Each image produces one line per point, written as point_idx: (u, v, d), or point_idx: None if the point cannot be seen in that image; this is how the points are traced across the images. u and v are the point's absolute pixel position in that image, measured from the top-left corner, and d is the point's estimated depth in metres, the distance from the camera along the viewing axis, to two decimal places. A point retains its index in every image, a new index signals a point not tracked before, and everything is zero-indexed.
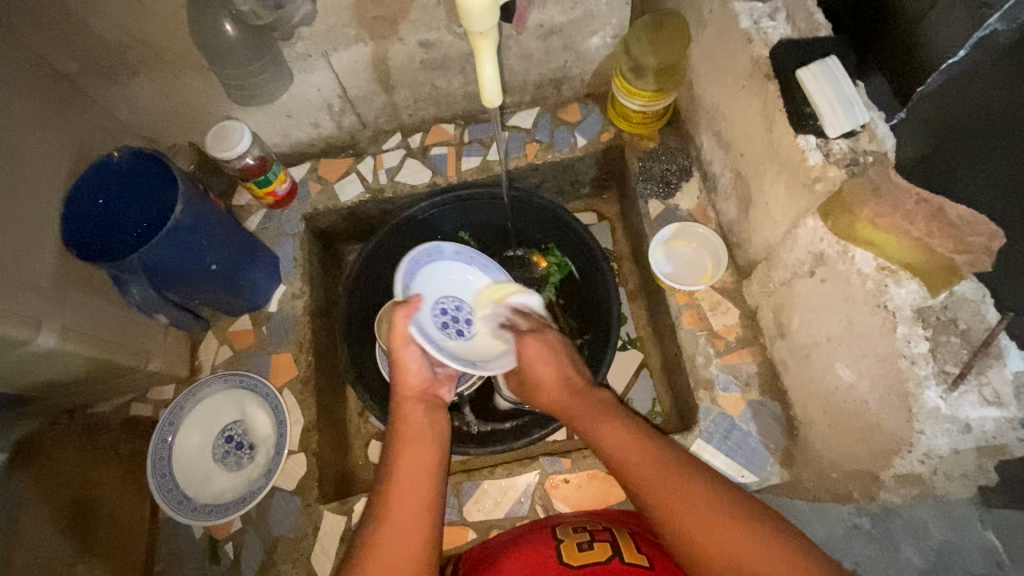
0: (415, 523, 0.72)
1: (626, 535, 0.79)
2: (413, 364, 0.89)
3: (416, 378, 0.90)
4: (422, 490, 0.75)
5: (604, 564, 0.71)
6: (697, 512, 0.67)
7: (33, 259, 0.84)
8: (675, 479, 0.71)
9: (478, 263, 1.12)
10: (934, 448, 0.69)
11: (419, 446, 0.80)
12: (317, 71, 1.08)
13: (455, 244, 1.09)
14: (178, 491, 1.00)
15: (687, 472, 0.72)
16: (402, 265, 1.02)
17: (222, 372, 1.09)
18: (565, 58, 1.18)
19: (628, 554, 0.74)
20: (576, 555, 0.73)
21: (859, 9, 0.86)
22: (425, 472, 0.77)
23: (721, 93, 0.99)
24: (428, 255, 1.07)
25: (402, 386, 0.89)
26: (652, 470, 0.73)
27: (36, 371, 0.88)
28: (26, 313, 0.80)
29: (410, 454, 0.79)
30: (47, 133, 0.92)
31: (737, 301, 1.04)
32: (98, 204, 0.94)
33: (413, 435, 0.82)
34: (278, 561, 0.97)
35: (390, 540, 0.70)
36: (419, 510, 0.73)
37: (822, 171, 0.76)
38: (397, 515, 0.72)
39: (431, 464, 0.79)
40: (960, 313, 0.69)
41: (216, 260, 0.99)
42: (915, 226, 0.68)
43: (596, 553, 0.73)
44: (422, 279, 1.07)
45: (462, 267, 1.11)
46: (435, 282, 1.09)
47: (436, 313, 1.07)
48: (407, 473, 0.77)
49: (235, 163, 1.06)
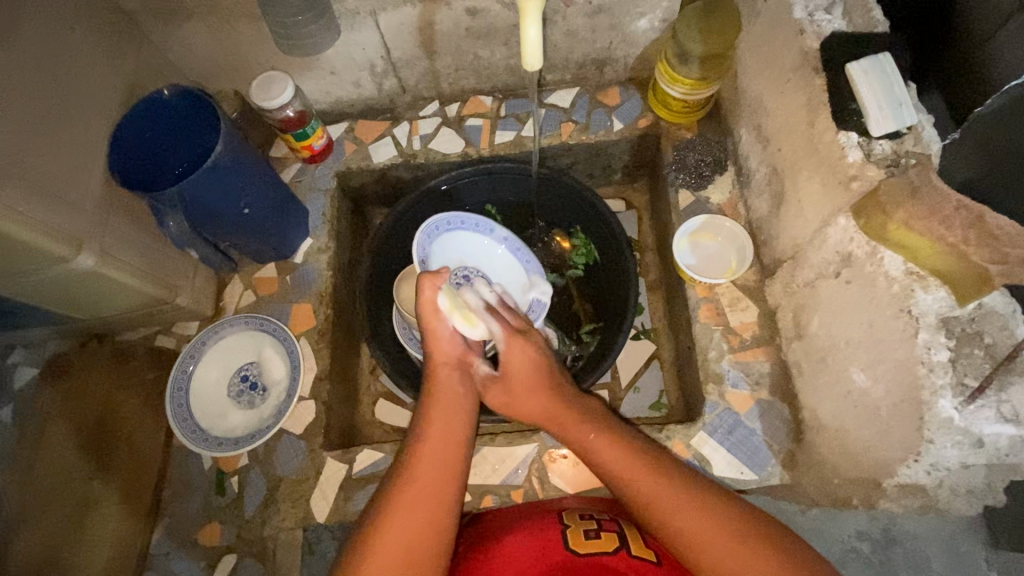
0: (434, 499, 0.72)
1: (632, 526, 0.80)
2: (445, 333, 0.89)
3: (447, 345, 0.89)
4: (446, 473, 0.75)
5: (611, 555, 0.72)
6: (720, 531, 0.67)
7: (80, 182, 0.88)
8: (696, 502, 0.70)
9: (521, 258, 1.17)
10: (941, 460, 0.68)
11: (450, 418, 0.81)
12: (363, 30, 1.11)
13: (507, 232, 1.16)
14: (193, 421, 1.03)
15: (711, 501, 0.70)
16: (447, 213, 1.10)
17: (243, 314, 1.12)
18: (610, 39, 1.17)
19: (636, 547, 0.74)
20: (586, 543, 0.74)
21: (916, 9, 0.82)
22: (455, 451, 0.78)
23: (766, 86, 0.97)
24: (473, 224, 1.15)
25: (438, 353, 0.89)
26: (670, 504, 0.71)
27: (69, 289, 0.91)
28: (67, 230, 0.84)
29: (437, 430, 0.79)
30: (100, 64, 0.96)
31: (757, 300, 1.02)
32: (145, 135, 0.97)
33: (443, 407, 0.82)
34: (280, 498, 1.01)
35: (403, 513, 0.70)
36: (441, 483, 0.74)
37: (861, 169, 0.75)
38: (422, 483, 0.73)
39: (457, 439, 0.79)
40: (987, 326, 0.67)
41: (249, 205, 1.02)
42: (950, 232, 0.65)
43: (604, 543, 0.74)
44: (457, 239, 1.13)
45: (504, 251, 1.17)
46: (474, 249, 1.15)
47: (455, 271, 1.11)
48: (429, 452, 0.76)
49: (275, 113, 1.09)
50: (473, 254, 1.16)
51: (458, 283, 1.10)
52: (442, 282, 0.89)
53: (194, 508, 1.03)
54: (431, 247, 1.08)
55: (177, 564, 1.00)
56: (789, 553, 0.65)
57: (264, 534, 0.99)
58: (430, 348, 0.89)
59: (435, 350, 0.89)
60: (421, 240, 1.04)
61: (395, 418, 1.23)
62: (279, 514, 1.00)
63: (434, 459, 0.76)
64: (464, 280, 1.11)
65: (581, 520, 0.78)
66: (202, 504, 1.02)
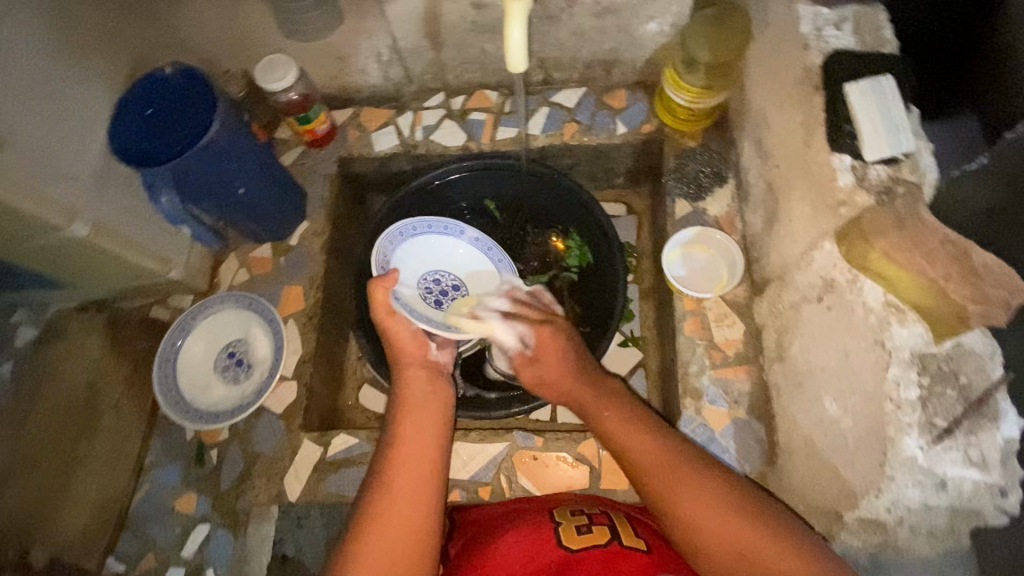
0: (416, 495, 0.72)
1: (624, 520, 0.77)
2: (406, 332, 0.87)
3: (411, 344, 0.87)
4: (423, 467, 0.74)
5: (601, 548, 0.69)
6: (725, 519, 0.65)
7: (77, 154, 0.91)
8: (682, 476, 0.70)
9: (492, 257, 1.14)
10: (903, 498, 0.67)
11: (421, 416, 0.80)
12: (371, 18, 1.12)
13: (477, 232, 1.13)
14: (177, 393, 1.06)
15: (703, 482, 0.68)
16: (408, 218, 1.08)
17: (234, 292, 1.14)
18: (617, 41, 1.15)
19: (627, 538, 0.71)
20: (576, 539, 0.71)
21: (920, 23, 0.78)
22: (429, 443, 0.77)
23: (768, 100, 0.94)
24: (440, 226, 1.11)
25: (403, 353, 0.88)
26: (670, 483, 0.70)
27: (64, 254, 0.95)
28: (61, 201, 0.87)
29: (410, 425, 0.78)
30: (108, 38, 0.98)
31: (744, 317, 1.00)
32: (146, 113, 1.00)
33: (415, 403, 0.82)
34: (255, 474, 1.03)
35: (391, 512, 0.70)
36: (421, 475, 0.73)
37: (850, 195, 0.73)
38: (398, 488, 0.72)
39: (431, 428, 0.79)
40: (964, 366, 0.64)
41: (245, 185, 1.03)
42: (932, 266, 0.65)
43: (594, 537, 0.71)
44: (425, 242, 1.11)
45: (474, 254, 1.14)
46: (443, 253, 1.13)
47: (424, 278, 1.09)
48: (404, 451, 0.75)
49: (279, 96, 1.10)
50: (442, 257, 1.13)
51: (428, 288, 1.08)
52: (394, 284, 0.85)
53: (175, 476, 1.06)
54: (396, 254, 1.07)
55: (154, 528, 1.04)
56: (785, 530, 0.64)
57: (237, 507, 1.02)
58: (395, 349, 0.88)
59: (403, 350, 0.87)
60: (382, 247, 1.03)
61: (378, 405, 1.24)
62: (252, 489, 1.02)
63: (411, 455, 0.75)
64: (433, 286, 1.09)
65: (572, 517, 0.76)
66: (181, 473, 1.06)
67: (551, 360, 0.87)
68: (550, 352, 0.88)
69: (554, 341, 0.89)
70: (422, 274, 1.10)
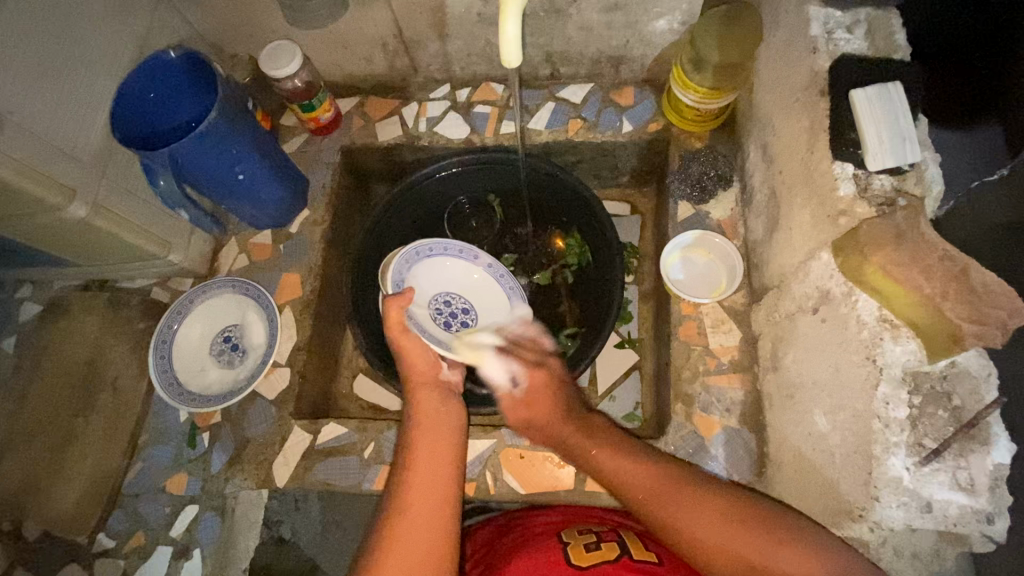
0: (433, 517, 0.67)
1: (632, 535, 0.76)
2: (420, 351, 0.83)
3: (425, 364, 0.84)
4: (437, 489, 0.69)
5: (613, 563, 0.67)
6: (752, 541, 0.62)
7: (77, 134, 0.92)
8: (699, 501, 0.67)
9: (504, 286, 1.12)
10: (887, 519, 0.63)
11: (432, 435, 0.75)
12: (375, 7, 1.11)
13: (491, 259, 1.11)
14: (172, 374, 1.07)
15: (728, 508, 0.66)
16: (426, 240, 1.07)
17: (231, 277, 1.15)
18: (627, 37, 1.13)
19: (636, 552, 0.70)
20: (585, 556, 0.68)
21: (947, 21, 0.74)
22: (444, 460, 0.72)
23: (776, 103, 0.92)
24: (454, 250, 1.10)
25: (412, 373, 0.83)
26: (702, 516, 0.65)
27: (64, 234, 0.96)
28: (61, 181, 0.88)
29: (422, 446, 0.74)
30: (115, 20, 0.98)
31: (741, 324, 0.99)
32: (149, 97, 0.99)
33: (426, 423, 0.77)
34: (245, 458, 1.04)
35: (406, 536, 0.65)
36: (434, 499, 0.68)
37: (850, 205, 0.71)
38: (413, 512, 0.67)
39: (445, 446, 0.75)
40: (958, 387, 0.63)
41: (245, 171, 1.04)
42: (929, 282, 0.62)
43: (604, 552, 0.69)
44: (439, 265, 1.10)
45: (487, 282, 1.12)
46: (455, 277, 1.11)
47: (435, 299, 1.08)
48: (417, 472, 0.71)
49: (283, 83, 1.10)
50: (453, 280, 1.11)
51: (438, 310, 1.07)
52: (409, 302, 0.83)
53: (166, 457, 1.07)
54: (411, 273, 1.06)
55: (144, 507, 1.05)
56: (808, 543, 0.61)
57: (226, 490, 1.03)
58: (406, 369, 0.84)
59: (414, 370, 0.83)
60: (399, 266, 1.03)
61: (371, 395, 1.24)
62: (241, 473, 1.03)
63: (425, 476, 0.70)
64: (444, 307, 1.08)
65: (581, 536, 0.74)
66: (173, 454, 1.07)
67: (540, 404, 0.87)
68: (539, 395, 0.87)
69: (546, 386, 0.88)
70: (434, 296, 1.08)
